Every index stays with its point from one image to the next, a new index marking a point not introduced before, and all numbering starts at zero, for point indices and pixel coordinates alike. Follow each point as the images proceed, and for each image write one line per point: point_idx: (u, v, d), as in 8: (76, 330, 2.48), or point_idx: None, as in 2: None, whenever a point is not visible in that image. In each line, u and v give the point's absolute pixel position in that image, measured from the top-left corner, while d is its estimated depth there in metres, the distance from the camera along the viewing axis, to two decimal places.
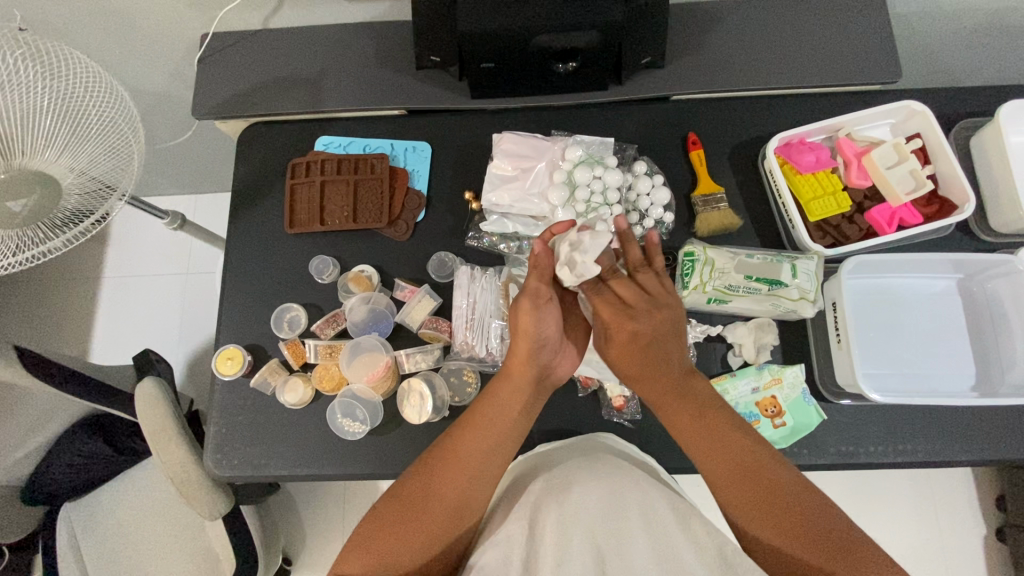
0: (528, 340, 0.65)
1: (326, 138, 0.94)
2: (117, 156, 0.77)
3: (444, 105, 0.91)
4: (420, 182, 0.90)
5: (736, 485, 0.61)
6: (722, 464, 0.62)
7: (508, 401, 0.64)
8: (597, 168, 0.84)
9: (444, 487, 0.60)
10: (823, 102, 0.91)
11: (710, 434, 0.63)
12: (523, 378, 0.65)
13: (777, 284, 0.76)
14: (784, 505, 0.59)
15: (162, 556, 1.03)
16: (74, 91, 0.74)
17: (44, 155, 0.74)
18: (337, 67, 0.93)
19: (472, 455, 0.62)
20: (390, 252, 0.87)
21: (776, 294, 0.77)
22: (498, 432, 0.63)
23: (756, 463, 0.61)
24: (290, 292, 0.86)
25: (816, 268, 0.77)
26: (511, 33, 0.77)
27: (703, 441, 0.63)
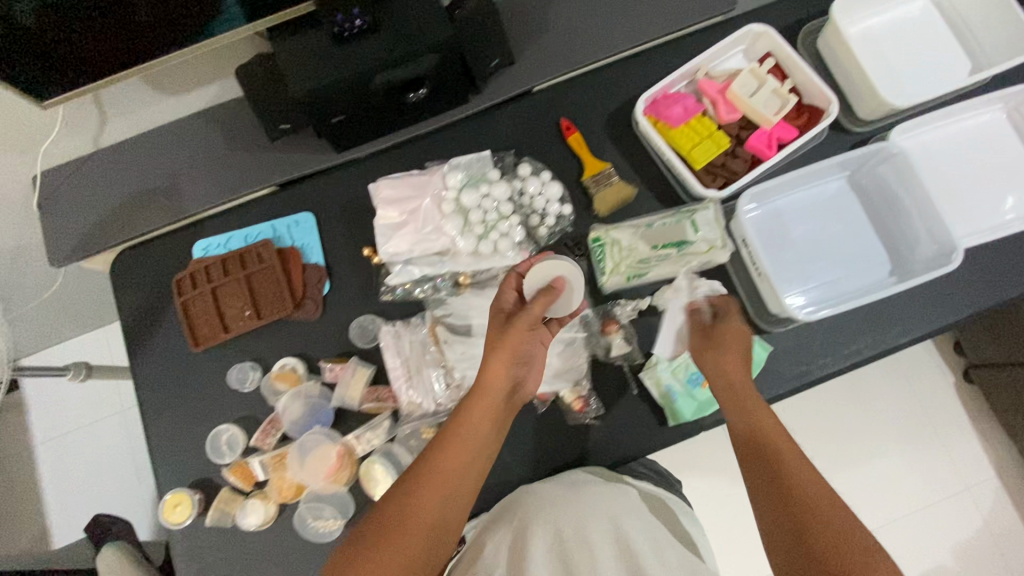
0: (498, 367, 0.64)
1: (203, 242, 0.87)
2: None
3: (314, 168, 0.88)
4: (314, 254, 0.86)
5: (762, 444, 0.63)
6: (762, 422, 0.65)
7: (477, 420, 0.63)
8: (482, 187, 0.79)
9: (422, 507, 0.58)
10: (676, 47, 0.92)
11: (744, 400, 0.67)
12: (498, 392, 0.64)
13: (684, 243, 0.78)
14: (808, 486, 0.58)
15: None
16: None
17: None
18: (193, 167, 0.88)
19: (445, 473, 0.60)
20: (309, 336, 0.83)
21: (687, 253, 0.78)
22: (467, 448, 0.61)
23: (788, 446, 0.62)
24: (218, 413, 0.81)
25: (716, 215, 0.78)
26: (348, 82, 0.74)
27: (747, 395, 0.67)
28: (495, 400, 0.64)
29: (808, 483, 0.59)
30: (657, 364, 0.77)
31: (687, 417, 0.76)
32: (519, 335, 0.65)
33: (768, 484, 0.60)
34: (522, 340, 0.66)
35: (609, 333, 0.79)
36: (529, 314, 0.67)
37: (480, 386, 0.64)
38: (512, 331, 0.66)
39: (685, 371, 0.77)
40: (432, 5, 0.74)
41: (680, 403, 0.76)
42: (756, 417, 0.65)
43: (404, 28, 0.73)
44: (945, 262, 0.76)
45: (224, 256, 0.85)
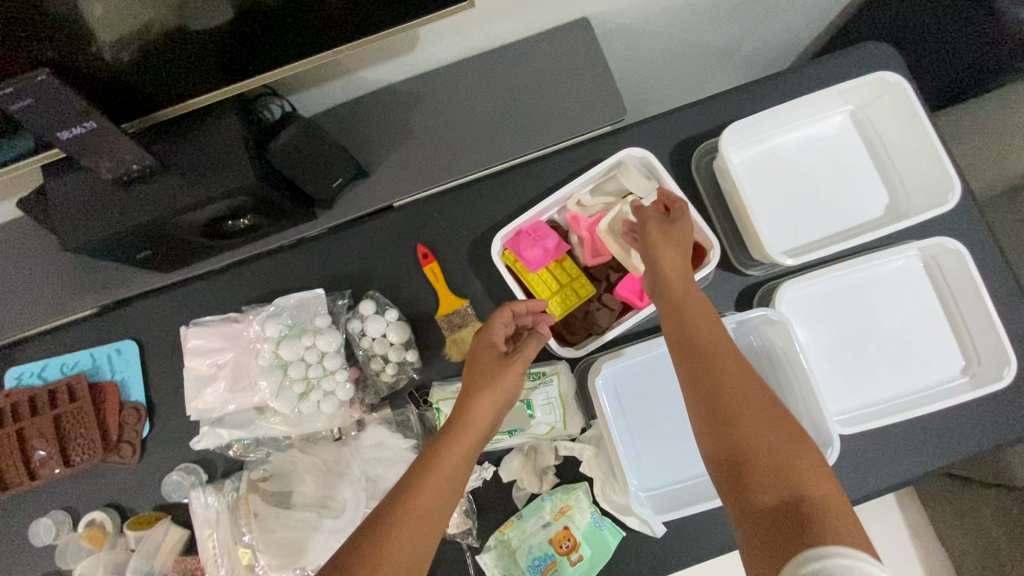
0: (486, 407, 0.60)
1: (17, 370, 0.79)
2: None
3: (140, 292, 0.78)
4: (134, 391, 0.77)
5: (722, 398, 0.51)
6: (723, 359, 0.53)
7: (456, 454, 0.56)
8: (305, 338, 0.70)
9: (400, 550, 0.49)
10: (556, 159, 0.81)
11: (708, 337, 0.55)
12: (479, 434, 0.58)
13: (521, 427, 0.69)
14: (742, 376, 0.52)
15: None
16: None
17: None
18: (6, 283, 0.79)
19: (425, 518, 0.52)
20: (124, 484, 0.76)
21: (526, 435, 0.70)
22: (457, 488, 0.55)
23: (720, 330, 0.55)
24: (26, 568, 0.75)
25: (558, 391, 0.70)
26: (137, 231, 0.64)
27: (699, 313, 0.56)
28: (482, 439, 0.59)
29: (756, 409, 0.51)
30: (493, 549, 0.69)
31: None
32: (516, 375, 0.62)
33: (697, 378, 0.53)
34: (515, 382, 0.62)
35: None
36: (525, 353, 0.64)
37: (467, 416, 0.59)
38: (507, 368, 0.62)
39: (527, 554, 0.69)
40: (234, 142, 0.63)
41: None
42: (714, 352, 0.54)
43: (199, 168, 0.63)
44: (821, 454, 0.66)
45: (32, 391, 0.76)
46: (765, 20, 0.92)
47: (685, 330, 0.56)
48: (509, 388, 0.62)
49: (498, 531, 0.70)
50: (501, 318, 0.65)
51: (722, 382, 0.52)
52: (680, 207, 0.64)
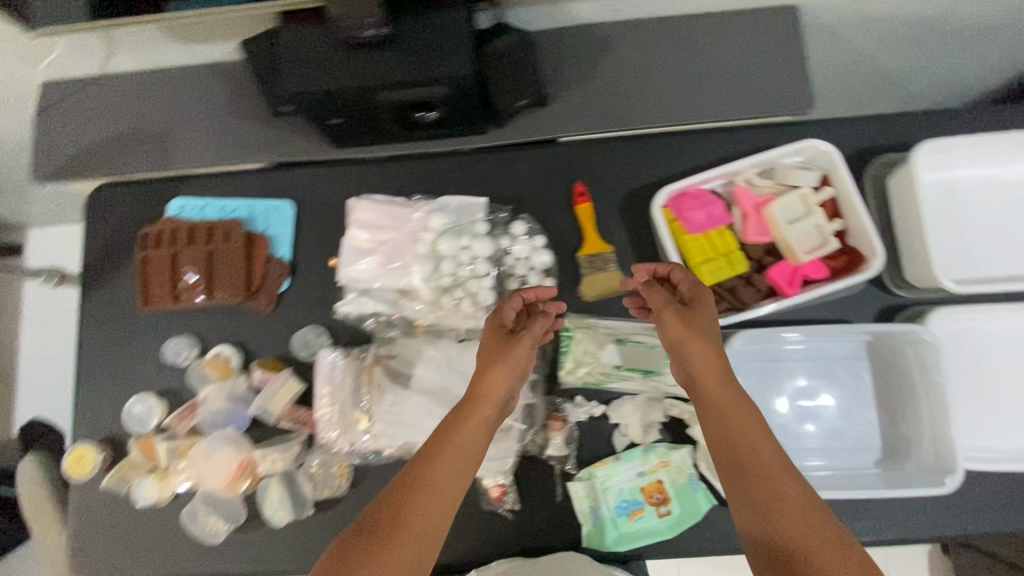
0: (501, 378, 0.60)
1: (179, 201, 0.84)
2: None
3: (308, 158, 0.83)
4: (281, 248, 0.82)
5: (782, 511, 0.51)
6: (779, 464, 0.53)
7: (469, 433, 0.57)
8: (462, 239, 0.72)
9: (414, 533, 0.51)
10: (727, 136, 0.82)
11: (744, 428, 0.55)
12: (491, 409, 0.59)
13: (654, 372, 0.74)
14: (784, 478, 0.53)
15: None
16: None
17: None
18: (187, 118, 0.84)
19: (441, 495, 0.53)
20: (253, 329, 0.80)
21: (654, 381, 0.74)
22: (468, 464, 0.55)
23: (761, 424, 0.56)
24: (144, 381, 0.80)
25: None
26: (348, 94, 0.67)
27: (741, 417, 0.56)
28: (491, 413, 0.59)
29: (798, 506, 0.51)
30: (585, 481, 0.72)
31: (601, 545, 0.71)
32: (526, 351, 0.62)
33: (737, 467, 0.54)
34: (525, 355, 0.62)
35: (552, 429, 0.73)
36: (533, 330, 0.64)
37: (476, 391, 0.60)
38: (516, 345, 0.62)
39: (616, 495, 0.72)
40: (460, 34, 0.66)
41: (598, 529, 0.71)
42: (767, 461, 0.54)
43: (424, 49, 0.66)
44: (936, 479, 0.67)
45: (188, 223, 0.82)
46: (961, 54, 0.89)
47: (729, 432, 0.56)
48: (523, 363, 0.62)
49: (593, 467, 0.73)
50: (510, 303, 0.66)
51: (776, 491, 0.52)
52: (692, 284, 0.65)
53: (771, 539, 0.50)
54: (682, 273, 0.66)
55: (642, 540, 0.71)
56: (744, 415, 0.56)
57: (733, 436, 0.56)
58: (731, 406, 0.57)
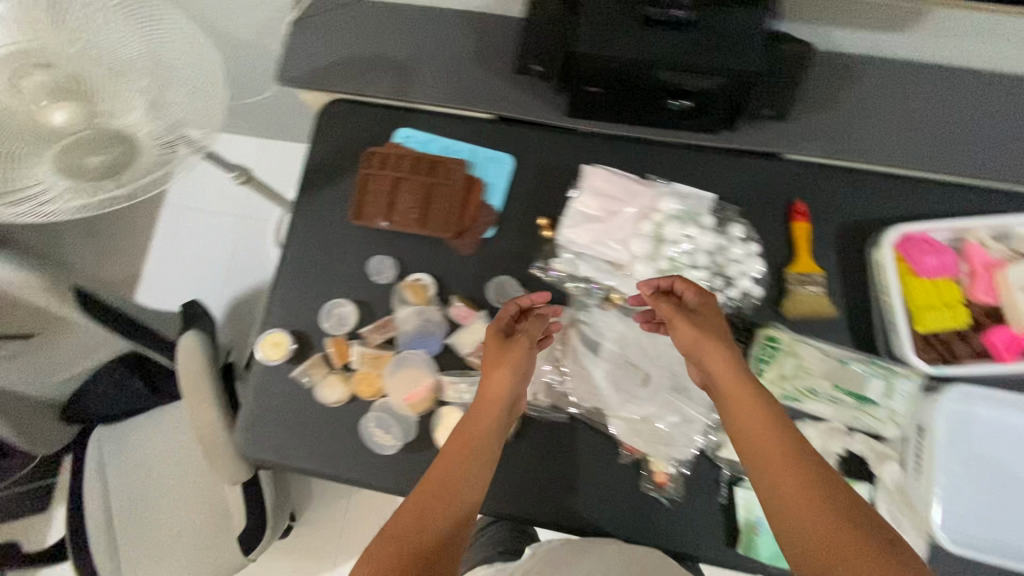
0: (503, 379, 0.66)
1: (406, 131, 0.88)
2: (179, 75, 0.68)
3: (537, 118, 0.86)
4: (494, 197, 0.85)
5: (796, 515, 0.53)
6: (800, 468, 0.55)
7: (483, 428, 0.64)
8: (689, 227, 0.74)
9: (438, 507, 0.57)
10: (954, 193, 0.81)
11: (756, 435, 0.58)
12: (499, 405, 0.65)
13: (867, 401, 0.72)
14: (820, 488, 0.54)
15: (188, 488, 1.13)
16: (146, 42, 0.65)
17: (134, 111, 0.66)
18: (432, 54, 0.87)
19: (456, 476, 0.60)
20: (452, 265, 0.84)
21: (864, 411, 0.72)
22: (481, 465, 0.62)
23: (786, 433, 0.57)
24: (341, 288, 0.84)
25: (911, 390, 0.73)
26: (630, 65, 0.70)
27: (754, 423, 0.58)
28: (501, 414, 0.65)
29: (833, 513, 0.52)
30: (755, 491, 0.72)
31: (760, 557, 0.70)
32: (518, 351, 0.68)
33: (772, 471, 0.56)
34: (525, 357, 0.68)
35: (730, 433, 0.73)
36: (527, 334, 0.70)
37: (486, 391, 0.66)
38: (511, 349, 0.68)
39: None
40: (755, 33, 0.69)
41: (760, 540, 0.71)
42: (789, 462, 0.56)
43: (718, 40, 0.69)
44: None
45: (411, 154, 0.85)
46: None
47: (748, 448, 0.58)
48: (521, 365, 0.68)
49: None
50: (506, 309, 0.72)
51: (785, 484, 0.54)
52: (700, 293, 0.68)
53: (810, 542, 0.51)
54: (688, 283, 0.69)
55: None
56: (767, 423, 0.58)
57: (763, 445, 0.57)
58: (756, 417, 0.58)
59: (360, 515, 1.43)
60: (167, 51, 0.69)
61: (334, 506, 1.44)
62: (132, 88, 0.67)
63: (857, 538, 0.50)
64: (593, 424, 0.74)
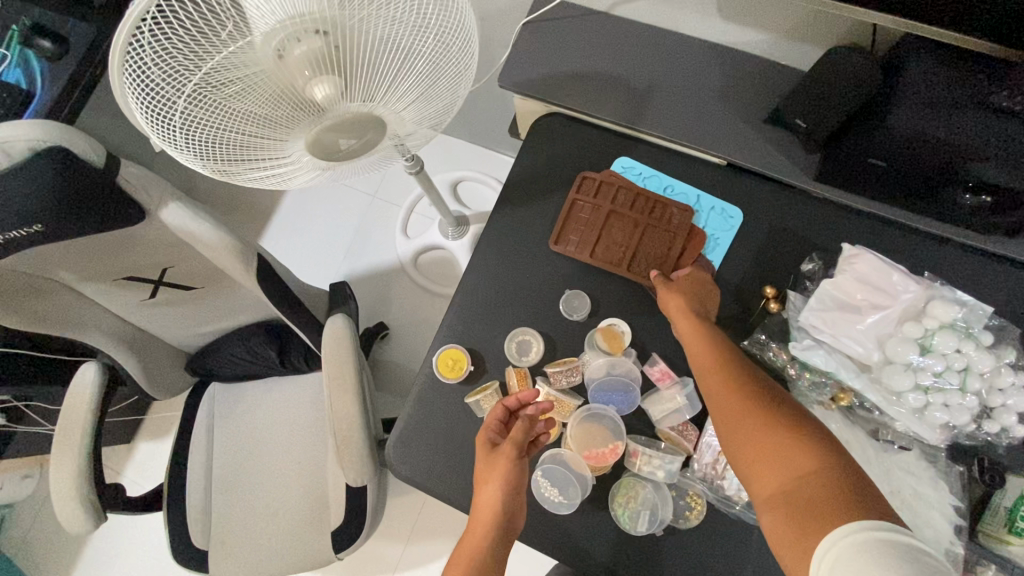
0: (488, 498, 0.62)
1: (628, 161, 0.81)
2: (443, 68, 0.62)
3: (778, 176, 0.78)
4: (713, 253, 0.76)
5: (746, 445, 0.55)
6: (735, 403, 0.58)
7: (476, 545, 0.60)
8: (965, 343, 0.63)
9: None
10: None
11: (730, 408, 0.58)
12: (489, 524, 0.60)
13: None
14: (775, 446, 0.53)
15: (290, 466, 1.10)
16: (427, 30, 0.58)
17: (396, 97, 0.62)
18: (675, 87, 0.81)
19: None
20: (653, 316, 0.76)
21: None
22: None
23: (755, 406, 0.57)
24: (527, 313, 0.78)
25: None
26: (938, 147, 0.62)
27: (728, 403, 0.59)
28: (495, 537, 0.60)
29: (805, 469, 0.51)
30: None
31: None
32: (504, 465, 0.63)
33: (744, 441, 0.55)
34: (510, 469, 0.63)
35: None
36: (511, 447, 0.64)
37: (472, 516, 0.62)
38: (497, 461, 0.64)
39: None
40: None
41: None
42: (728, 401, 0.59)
43: None
44: None
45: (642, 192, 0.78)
46: None
47: (726, 430, 0.58)
48: (511, 479, 0.63)
49: None
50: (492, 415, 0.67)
51: (767, 448, 0.54)
52: (690, 271, 0.73)
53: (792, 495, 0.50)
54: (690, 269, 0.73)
55: None
56: (734, 397, 0.58)
57: (732, 421, 0.57)
58: (731, 404, 0.58)
59: (431, 527, 1.37)
60: (449, 44, 0.61)
61: (406, 511, 1.39)
62: (405, 81, 0.61)
63: (808, 462, 0.51)
64: None
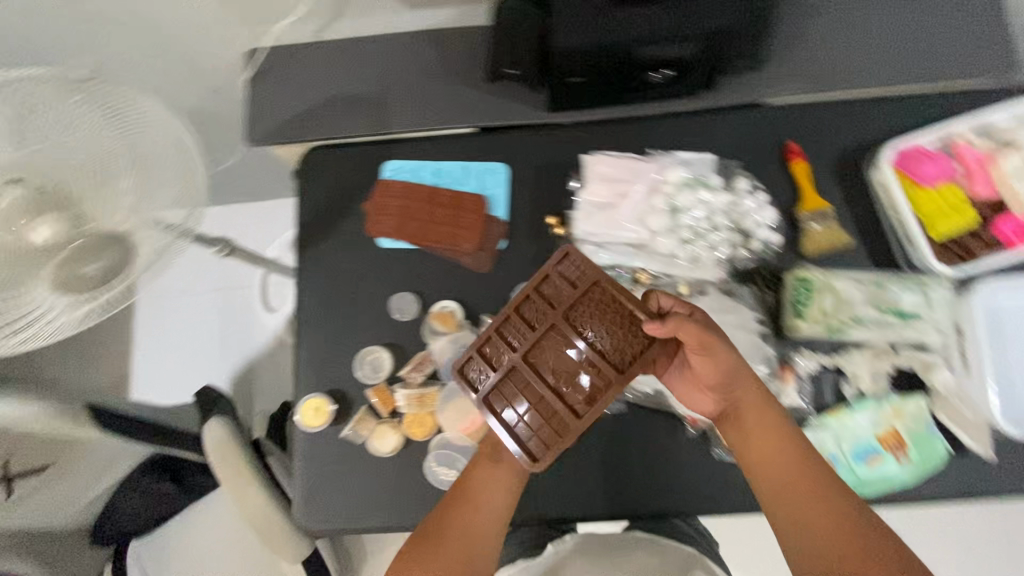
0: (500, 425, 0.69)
1: (394, 162, 0.86)
2: (159, 161, 0.66)
3: (520, 121, 0.86)
4: (498, 209, 0.84)
5: (799, 527, 0.59)
6: (779, 487, 0.61)
7: (491, 476, 0.66)
8: (701, 191, 0.75)
9: (453, 535, 0.62)
10: (930, 100, 0.84)
11: (791, 479, 0.61)
12: (504, 449, 0.68)
13: (908, 315, 0.74)
14: (844, 536, 0.57)
15: None
16: (118, 140, 0.65)
17: (120, 204, 0.63)
18: (404, 80, 0.86)
19: (473, 523, 0.63)
20: (473, 285, 0.82)
21: (907, 325, 0.74)
22: (499, 502, 0.65)
23: (824, 493, 0.60)
24: (365, 334, 0.81)
25: (949, 296, 0.74)
26: (608, 48, 0.71)
27: (792, 468, 0.62)
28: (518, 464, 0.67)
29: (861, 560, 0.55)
30: (819, 429, 0.74)
31: None
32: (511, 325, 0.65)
33: (797, 515, 0.59)
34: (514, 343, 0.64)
35: (784, 380, 0.74)
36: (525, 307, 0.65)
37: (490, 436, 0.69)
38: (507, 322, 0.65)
39: (852, 444, 0.73)
40: None
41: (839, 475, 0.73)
42: (770, 484, 0.62)
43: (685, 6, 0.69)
44: None
45: (598, 274, 0.63)
46: None
47: (775, 489, 0.62)
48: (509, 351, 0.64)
49: (827, 416, 0.74)
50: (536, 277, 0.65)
51: (825, 530, 0.58)
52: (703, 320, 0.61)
53: None
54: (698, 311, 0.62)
55: (883, 486, 0.72)
56: (796, 471, 0.61)
57: (790, 488, 0.61)
58: (793, 481, 0.61)
59: None
60: (145, 142, 0.66)
61: None
62: (120, 189, 0.64)
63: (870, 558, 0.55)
64: (653, 406, 0.75)
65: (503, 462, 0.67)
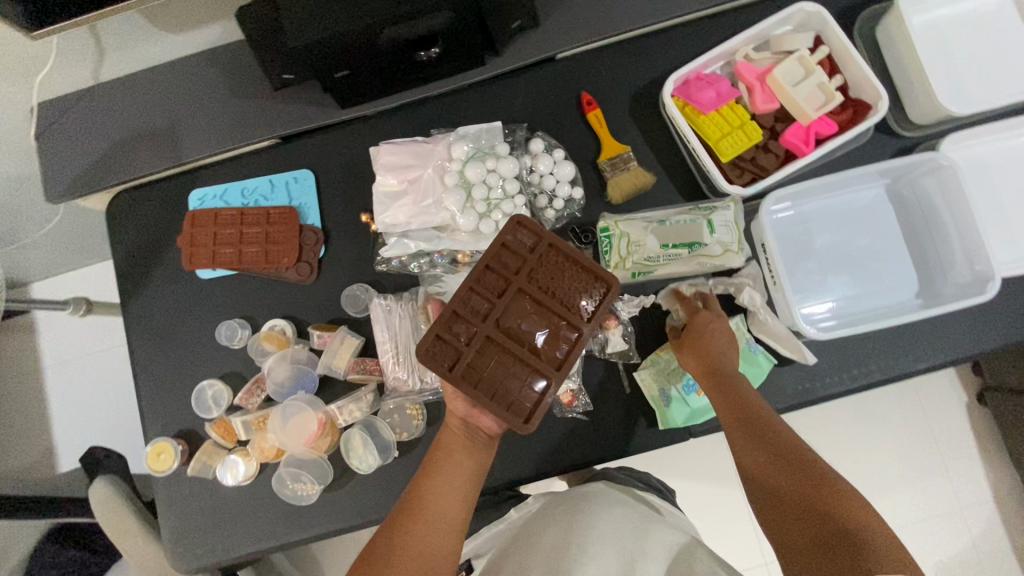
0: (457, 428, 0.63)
1: (200, 191, 0.85)
2: None
3: (315, 124, 0.83)
4: (311, 217, 0.83)
5: (782, 485, 0.55)
6: (755, 447, 0.59)
7: (451, 480, 0.60)
8: (488, 161, 0.77)
9: (414, 545, 0.56)
10: (718, 20, 0.83)
11: (766, 436, 0.59)
12: (462, 454, 0.62)
13: (698, 245, 0.74)
14: (819, 488, 0.53)
15: None
16: None
17: None
18: (190, 107, 0.83)
19: (435, 531, 0.57)
20: (300, 298, 0.81)
21: (700, 254, 0.74)
22: (460, 505, 0.59)
23: (799, 452, 0.57)
24: (203, 369, 0.81)
25: (735, 217, 0.75)
26: (352, 39, 0.68)
27: (764, 426, 0.60)
28: (473, 462, 0.62)
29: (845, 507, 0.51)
30: (648, 367, 0.75)
31: (677, 424, 0.74)
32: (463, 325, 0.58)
33: (774, 475, 0.56)
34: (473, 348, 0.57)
35: (606, 328, 0.75)
36: (471, 305, 0.58)
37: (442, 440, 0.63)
38: (454, 327, 0.58)
39: (681, 376, 0.74)
40: None
41: (672, 409, 0.74)
42: (746, 444, 0.59)
43: None
44: (980, 289, 0.72)
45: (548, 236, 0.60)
46: None
47: (754, 448, 0.59)
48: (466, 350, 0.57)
49: (654, 354, 0.76)
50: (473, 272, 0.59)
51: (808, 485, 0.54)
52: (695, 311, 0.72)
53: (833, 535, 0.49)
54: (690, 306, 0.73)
55: (715, 411, 0.74)
56: (766, 426, 0.60)
57: (764, 448, 0.58)
58: (766, 436, 0.59)
59: None
60: None
61: None
62: None
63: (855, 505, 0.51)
64: None
65: (461, 462, 0.61)
